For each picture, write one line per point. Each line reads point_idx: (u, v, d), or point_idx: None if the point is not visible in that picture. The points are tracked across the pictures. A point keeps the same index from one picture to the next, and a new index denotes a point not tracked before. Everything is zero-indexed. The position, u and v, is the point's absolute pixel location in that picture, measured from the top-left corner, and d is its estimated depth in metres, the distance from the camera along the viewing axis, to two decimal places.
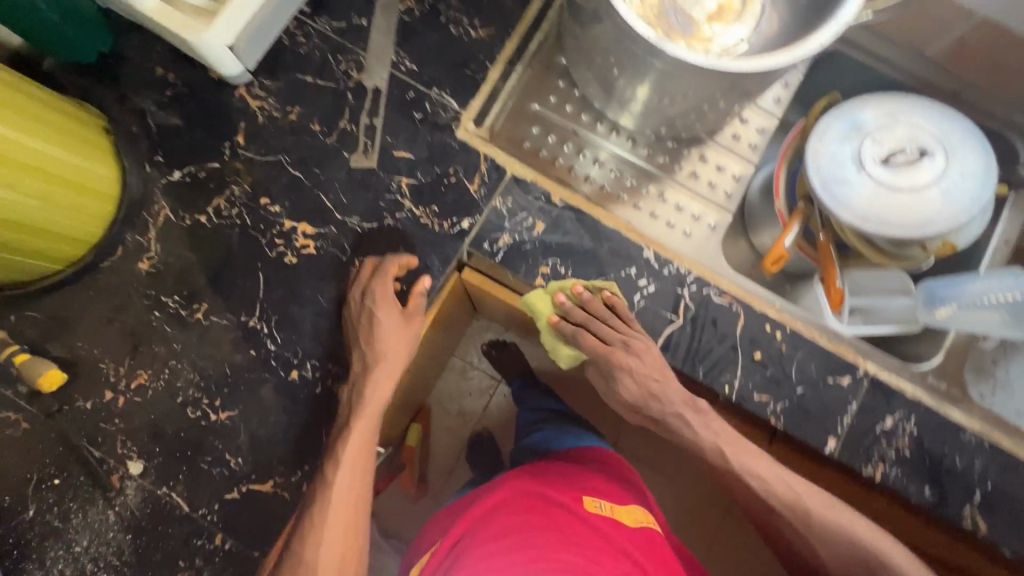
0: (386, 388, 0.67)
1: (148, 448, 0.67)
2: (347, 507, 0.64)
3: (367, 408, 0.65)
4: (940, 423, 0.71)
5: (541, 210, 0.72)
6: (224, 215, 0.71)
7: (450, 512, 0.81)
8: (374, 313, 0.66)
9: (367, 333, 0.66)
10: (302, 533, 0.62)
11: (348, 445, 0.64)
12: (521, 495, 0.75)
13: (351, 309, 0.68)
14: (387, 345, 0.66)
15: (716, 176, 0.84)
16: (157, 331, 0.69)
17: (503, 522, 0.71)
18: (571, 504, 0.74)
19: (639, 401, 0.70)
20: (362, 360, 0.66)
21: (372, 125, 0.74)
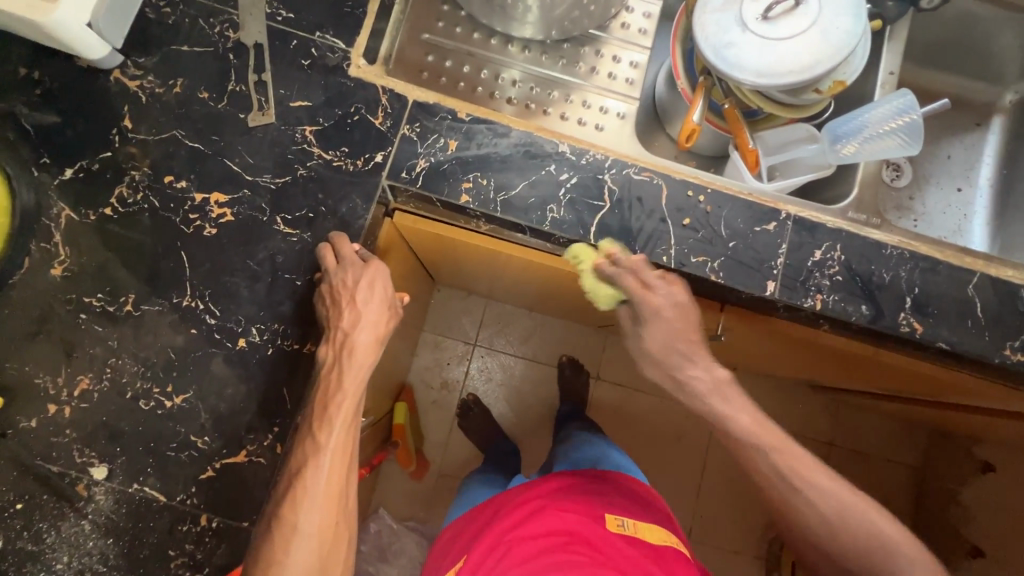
0: (369, 355, 0.65)
1: (109, 450, 0.65)
2: (338, 465, 0.62)
3: (356, 372, 0.63)
4: (863, 245, 0.76)
5: (450, 129, 0.73)
6: (130, 202, 0.69)
7: (475, 531, 0.89)
8: (363, 278, 0.64)
9: (357, 295, 0.64)
10: (296, 493, 0.60)
11: (341, 408, 0.62)
12: (535, 518, 0.82)
13: (325, 286, 0.66)
14: (371, 325, 0.65)
15: (616, 67, 0.86)
16: (88, 333, 0.66)
17: (515, 556, 0.75)
18: (596, 521, 0.80)
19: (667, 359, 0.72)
20: (346, 324, 0.64)
21: (262, 81, 0.72)
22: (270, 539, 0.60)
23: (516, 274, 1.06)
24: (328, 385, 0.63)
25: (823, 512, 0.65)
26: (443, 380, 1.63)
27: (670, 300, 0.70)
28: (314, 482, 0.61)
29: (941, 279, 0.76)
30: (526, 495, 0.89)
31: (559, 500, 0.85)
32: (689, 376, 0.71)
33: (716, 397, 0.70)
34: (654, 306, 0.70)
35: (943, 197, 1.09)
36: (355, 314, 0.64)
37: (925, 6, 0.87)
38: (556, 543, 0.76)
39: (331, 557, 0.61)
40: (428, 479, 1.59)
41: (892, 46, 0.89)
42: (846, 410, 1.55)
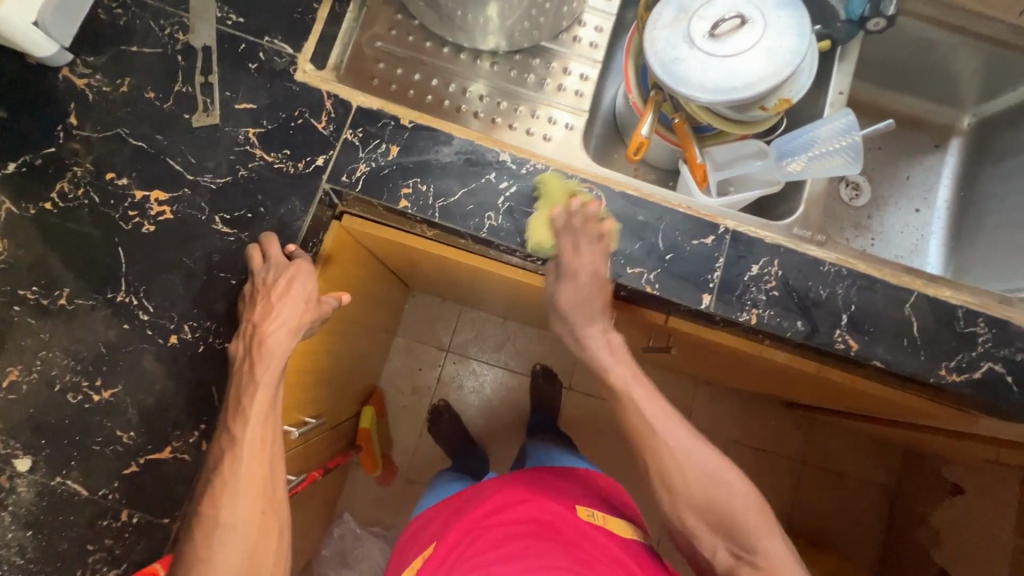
0: (285, 342, 0.65)
1: (33, 442, 0.65)
2: (257, 457, 0.62)
3: (269, 363, 0.64)
4: (802, 261, 0.77)
5: (392, 135, 0.74)
6: (70, 198, 0.70)
7: (441, 523, 0.87)
8: (281, 275, 0.66)
9: (273, 293, 0.65)
10: (216, 489, 0.61)
11: (254, 400, 0.63)
12: (504, 505, 0.80)
13: (257, 283, 0.67)
14: (289, 318, 0.66)
15: (567, 80, 0.88)
16: (21, 325, 0.67)
17: (479, 546, 0.73)
18: (566, 510, 0.78)
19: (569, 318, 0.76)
20: (258, 318, 0.65)
21: (208, 83, 0.73)
22: (193, 539, 0.60)
23: (475, 281, 1.07)
24: (246, 378, 0.64)
25: (673, 452, 0.70)
26: (413, 385, 1.63)
27: (593, 268, 0.73)
28: (233, 475, 0.61)
29: (878, 297, 0.77)
30: (494, 486, 0.87)
31: (527, 492, 0.83)
32: (589, 333, 0.76)
33: (605, 351, 0.76)
34: (574, 268, 0.73)
35: (902, 217, 1.10)
36: (276, 310, 0.65)
37: (872, 28, 0.87)
38: (526, 532, 0.74)
39: (259, 548, 0.62)
40: (393, 484, 1.59)
41: (842, 67, 0.91)
42: (817, 428, 1.54)
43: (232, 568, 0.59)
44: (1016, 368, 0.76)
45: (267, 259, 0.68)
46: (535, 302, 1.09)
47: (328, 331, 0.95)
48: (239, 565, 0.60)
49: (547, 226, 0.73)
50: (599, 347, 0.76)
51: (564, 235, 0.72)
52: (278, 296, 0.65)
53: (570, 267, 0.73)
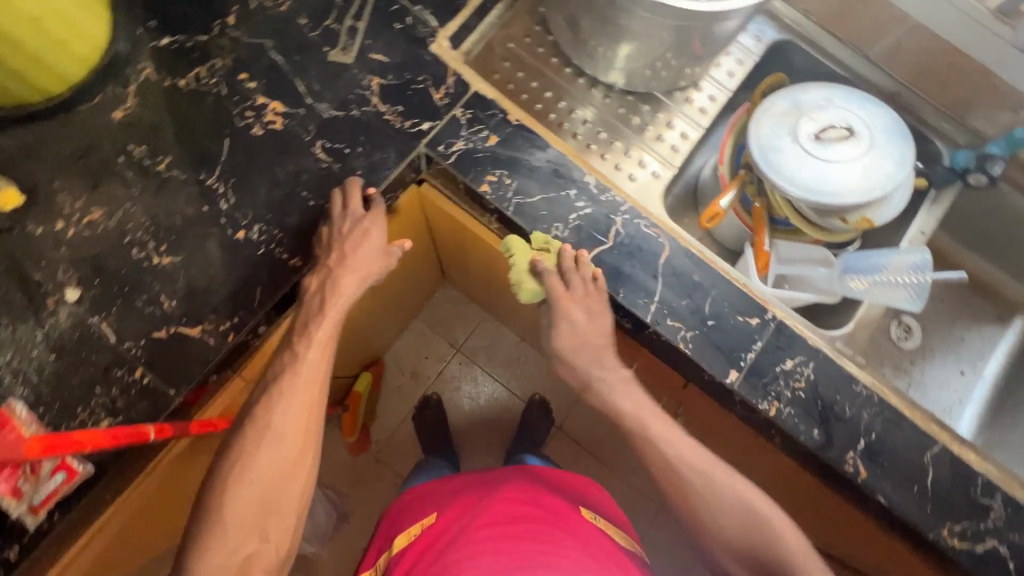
0: (354, 285, 0.70)
1: (88, 279, 0.70)
2: (311, 377, 0.68)
3: (338, 301, 0.69)
4: (836, 373, 0.77)
5: (496, 125, 0.79)
6: (203, 83, 0.77)
7: (440, 498, 0.84)
8: (365, 224, 0.71)
9: (348, 243, 0.70)
10: (271, 397, 0.67)
11: (320, 328, 0.69)
12: (511, 490, 0.79)
13: (336, 223, 0.71)
14: (362, 262, 0.71)
15: (667, 134, 0.92)
16: (119, 174, 0.73)
17: (481, 520, 0.72)
18: (567, 510, 0.77)
19: (570, 348, 0.77)
20: (338, 258, 0.70)
21: (354, 27, 0.80)
22: (242, 436, 0.67)
23: (513, 289, 1.09)
24: (319, 305, 0.70)
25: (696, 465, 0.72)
26: (415, 370, 1.65)
27: (585, 310, 0.75)
28: (287, 390, 0.67)
29: (901, 435, 0.76)
30: (500, 475, 0.86)
31: (527, 487, 0.81)
32: (597, 375, 0.77)
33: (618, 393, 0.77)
34: (567, 306, 0.75)
35: (944, 374, 1.08)
36: (346, 256, 0.70)
37: (972, 183, 0.89)
38: (535, 516, 0.73)
39: (298, 458, 0.67)
40: (362, 456, 1.59)
41: (932, 209, 0.92)
42: None
43: (270, 469, 0.65)
44: (1020, 557, 0.73)
45: (347, 206, 0.72)
46: None
47: None
48: (279, 467, 0.66)
49: (529, 277, 0.77)
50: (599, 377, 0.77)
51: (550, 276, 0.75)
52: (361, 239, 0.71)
53: (561, 310, 0.75)
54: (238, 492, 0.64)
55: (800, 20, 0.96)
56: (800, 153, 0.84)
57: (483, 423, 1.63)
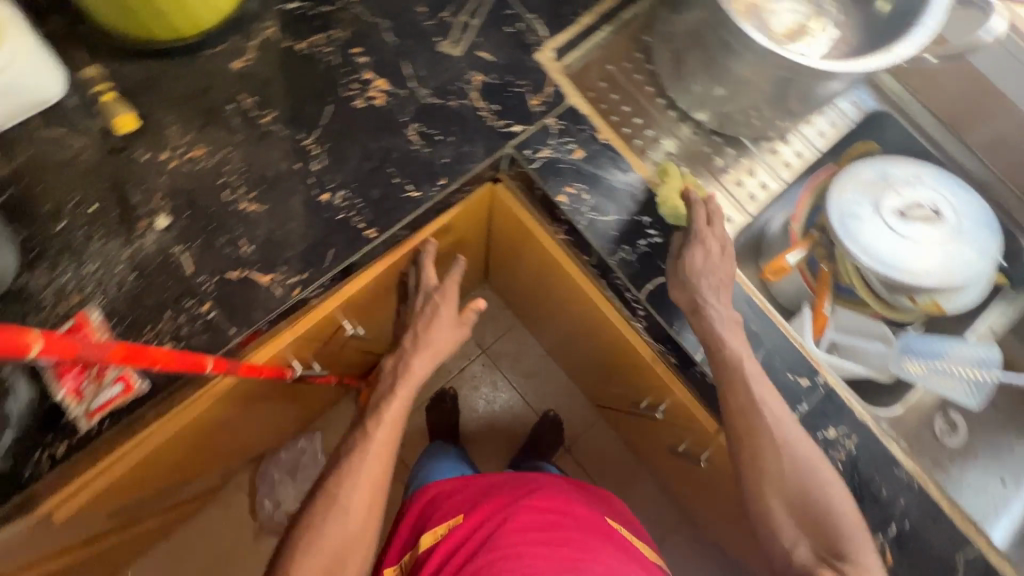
0: (426, 365, 0.84)
1: (179, 210, 0.74)
2: (381, 451, 0.76)
3: (409, 380, 0.82)
4: (879, 452, 0.75)
5: (585, 140, 0.81)
6: (318, 49, 0.81)
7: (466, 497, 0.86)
8: (437, 308, 0.86)
9: (422, 324, 0.85)
10: (343, 469, 0.75)
11: (390, 409, 0.79)
12: (536, 497, 0.81)
13: (415, 304, 0.88)
14: (439, 337, 0.85)
15: (748, 181, 0.94)
16: (226, 120, 0.78)
17: (515, 523, 0.75)
18: (600, 519, 0.82)
19: (696, 273, 0.74)
20: (416, 341, 0.84)
21: (468, 24, 0.83)
22: (314, 508, 0.72)
23: (556, 302, 1.09)
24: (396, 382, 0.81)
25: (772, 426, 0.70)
26: None
27: (720, 245, 0.76)
28: (359, 459, 0.75)
29: (936, 530, 0.73)
30: (521, 480, 0.88)
31: (562, 490, 0.86)
32: (709, 304, 0.73)
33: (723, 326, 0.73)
34: (704, 234, 0.75)
35: None
36: (425, 333, 0.84)
37: None
38: (566, 523, 0.77)
39: (364, 528, 0.73)
40: None
41: (1004, 306, 0.90)
42: None
43: (340, 536, 0.71)
44: None
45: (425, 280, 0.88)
46: (594, 351, 1.10)
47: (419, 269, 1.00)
48: (349, 534, 0.71)
49: (678, 198, 0.79)
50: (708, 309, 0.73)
51: (699, 204, 0.77)
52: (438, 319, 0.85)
53: (700, 235, 0.75)
54: (307, 558, 0.69)
55: (901, 94, 0.95)
56: (880, 225, 0.83)
57: (494, 428, 1.63)
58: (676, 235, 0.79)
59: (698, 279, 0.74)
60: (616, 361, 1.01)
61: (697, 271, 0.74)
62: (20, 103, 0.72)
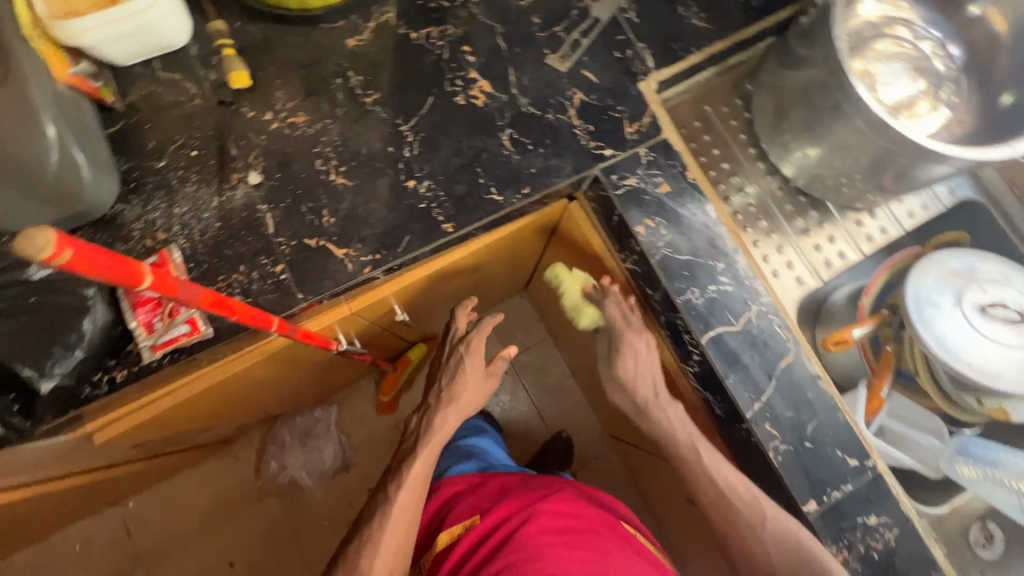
0: (450, 422, 0.90)
1: (271, 170, 0.76)
2: (405, 503, 0.82)
3: (433, 440, 0.87)
4: (919, 550, 0.72)
5: (672, 176, 0.81)
6: (431, 41, 0.83)
7: (480, 497, 0.87)
8: (462, 362, 0.92)
9: (447, 376, 0.92)
10: (368, 532, 0.80)
11: (412, 471, 0.84)
12: (558, 498, 0.81)
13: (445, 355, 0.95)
14: (469, 389, 0.91)
15: (826, 245, 0.91)
16: (332, 92, 0.80)
17: (536, 525, 0.75)
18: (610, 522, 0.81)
19: (629, 377, 0.80)
20: (444, 398, 0.91)
21: (579, 42, 0.84)
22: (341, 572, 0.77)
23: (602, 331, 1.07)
24: (421, 445, 0.87)
25: (739, 505, 0.72)
26: None
27: (645, 341, 0.80)
28: (382, 522, 0.80)
29: None
30: (541, 480, 0.87)
31: (576, 489, 0.87)
32: (649, 403, 0.80)
33: (666, 411, 0.79)
34: (628, 337, 0.80)
35: None
36: (453, 386, 0.91)
37: None
38: (583, 524, 0.77)
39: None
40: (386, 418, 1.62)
41: None
42: None
43: None
44: None
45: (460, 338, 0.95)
46: None
47: (473, 272, 1.00)
48: None
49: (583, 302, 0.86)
50: (661, 411, 0.79)
51: (608, 305, 0.83)
52: (463, 379, 0.91)
53: (624, 340, 0.80)
54: None
55: (1000, 188, 0.93)
56: (958, 318, 0.80)
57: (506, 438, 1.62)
58: (602, 337, 0.86)
59: (634, 381, 0.80)
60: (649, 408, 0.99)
61: (634, 376, 0.80)
62: (148, 45, 0.76)
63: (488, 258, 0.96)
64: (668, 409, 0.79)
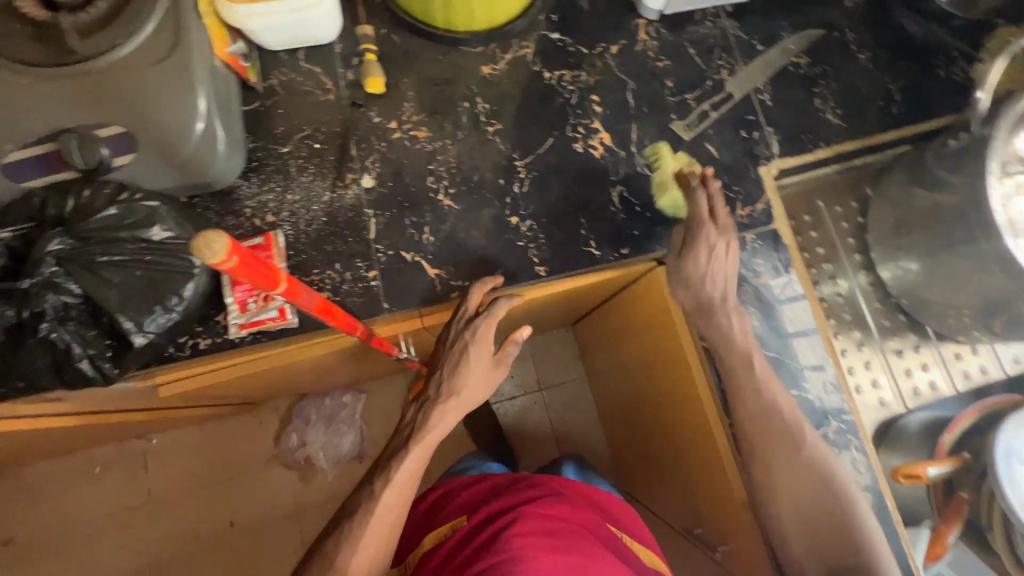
0: (450, 422, 0.71)
1: (384, 177, 0.78)
2: (394, 504, 0.67)
3: (427, 440, 0.69)
4: None
5: (775, 269, 0.79)
6: (562, 84, 0.83)
7: (473, 497, 0.81)
8: (467, 353, 0.70)
9: (446, 369, 0.70)
10: (343, 533, 0.65)
11: (402, 472, 0.67)
12: (544, 503, 0.74)
13: (448, 331, 0.72)
14: (473, 377, 0.71)
15: (918, 372, 0.86)
16: (457, 114, 0.81)
17: (520, 526, 0.68)
18: (595, 521, 0.76)
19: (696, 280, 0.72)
20: (443, 392, 0.70)
21: (707, 114, 0.83)
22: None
23: (652, 403, 0.98)
24: (411, 441, 0.69)
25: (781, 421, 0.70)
26: None
27: (723, 243, 0.72)
28: (362, 525, 0.65)
29: None
30: (525, 481, 0.81)
31: (565, 490, 0.81)
32: (714, 302, 0.72)
33: (722, 315, 0.72)
34: (699, 235, 0.71)
35: None
36: (455, 383, 0.70)
37: None
38: (569, 528, 0.71)
39: None
40: None
41: None
42: None
43: None
44: None
45: (469, 324, 0.71)
46: (666, 449, 0.98)
47: (538, 310, 0.95)
48: None
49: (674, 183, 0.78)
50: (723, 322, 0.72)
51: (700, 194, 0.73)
52: (468, 378, 0.71)
53: (701, 238, 0.71)
54: None
55: None
56: None
57: None
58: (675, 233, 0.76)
59: (702, 279, 0.72)
60: (684, 430, 0.88)
61: (705, 275, 0.72)
62: (299, 37, 0.79)
63: (557, 299, 0.90)
64: (727, 311, 0.72)
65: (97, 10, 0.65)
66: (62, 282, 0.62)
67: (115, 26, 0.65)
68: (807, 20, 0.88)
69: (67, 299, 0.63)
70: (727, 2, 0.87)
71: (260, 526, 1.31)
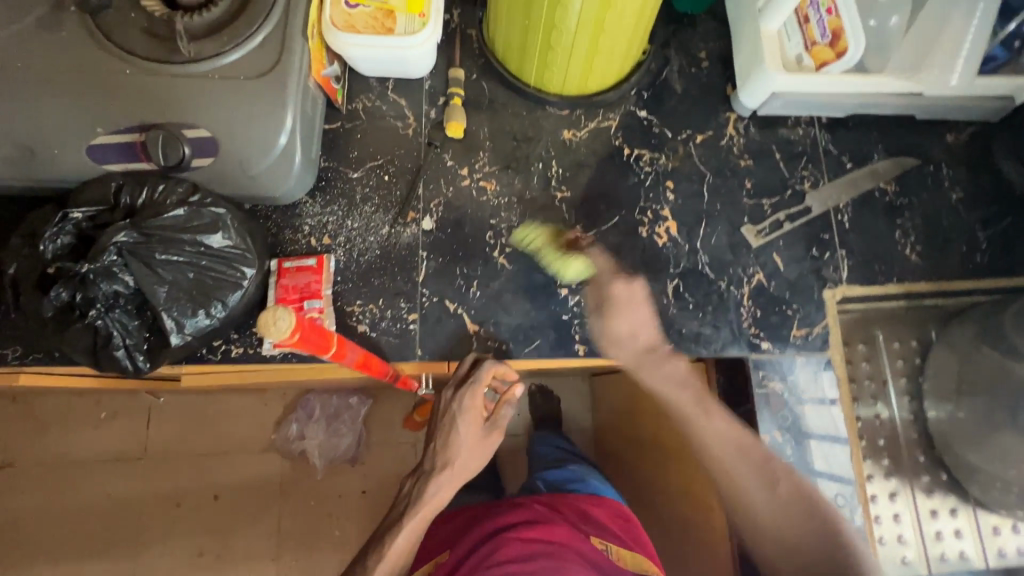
0: (447, 494, 0.68)
1: (445, 223, 0.78)
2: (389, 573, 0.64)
3: (423, 511, 0.66)
4: None
5: (818, 399, 0.75)
6: (639, 163, 0.82)
7: (454, 531, 0.79)
8: (458, 419, 0.69)
9: (440, 440, 0.69)
10: None
11: (394, 544, 0.65)
12: (530, 524, 0.71)
13: (443, 398, 0.71)
14: (466, 451, 0.69)
15: (948, 537, 0.81)
16: (530, 173, 0.81)
17: (500, 554, 0.66)
18: (574, 535, 0.71)
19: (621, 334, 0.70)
20: (438, 462, 0.68)
21: (781, 223, 0.81)
22: None
23: (649, 502, 0.92)
24: (405, 516, 0.66)
25: (735, 464, 0.61)
26: None
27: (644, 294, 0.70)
28: None
29: None
30: (514, 503, 0.78)
31: (553, 509, 0.76)
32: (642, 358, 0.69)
33: (650, 366, 0.68)
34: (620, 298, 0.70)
35: None
36: (449, 454, 0.68)
37: None
38: (548, 549, 0.67)
39: None
40: None
41: None
42: None
43: None
44: None
45: (459, 393, 0.70)
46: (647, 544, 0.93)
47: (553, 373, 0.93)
48: None
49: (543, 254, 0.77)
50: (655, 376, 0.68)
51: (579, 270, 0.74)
52: (462, 449, 0.69)
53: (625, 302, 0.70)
54: None
55: None
56: None
57: None
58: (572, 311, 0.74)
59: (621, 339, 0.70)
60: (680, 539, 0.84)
61: (629, 330, 0.69)
62: (392, 69, 0.80)
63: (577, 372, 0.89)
64: (658, 371, 0.68)
65: (212, 15, 0.67)
66: (118, 272, 0.62)
67: (224, 33, 0.67)
68: (904, 147, 0.85)
69: (119, 288, 0.63)
70: (825, 114, 0.84)
71: (241, 506, 1.18)
